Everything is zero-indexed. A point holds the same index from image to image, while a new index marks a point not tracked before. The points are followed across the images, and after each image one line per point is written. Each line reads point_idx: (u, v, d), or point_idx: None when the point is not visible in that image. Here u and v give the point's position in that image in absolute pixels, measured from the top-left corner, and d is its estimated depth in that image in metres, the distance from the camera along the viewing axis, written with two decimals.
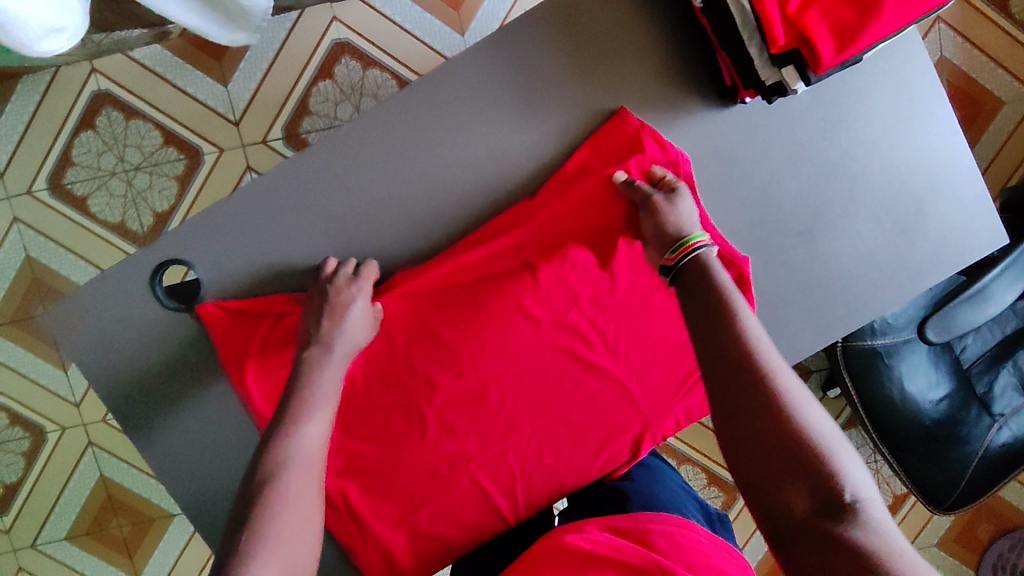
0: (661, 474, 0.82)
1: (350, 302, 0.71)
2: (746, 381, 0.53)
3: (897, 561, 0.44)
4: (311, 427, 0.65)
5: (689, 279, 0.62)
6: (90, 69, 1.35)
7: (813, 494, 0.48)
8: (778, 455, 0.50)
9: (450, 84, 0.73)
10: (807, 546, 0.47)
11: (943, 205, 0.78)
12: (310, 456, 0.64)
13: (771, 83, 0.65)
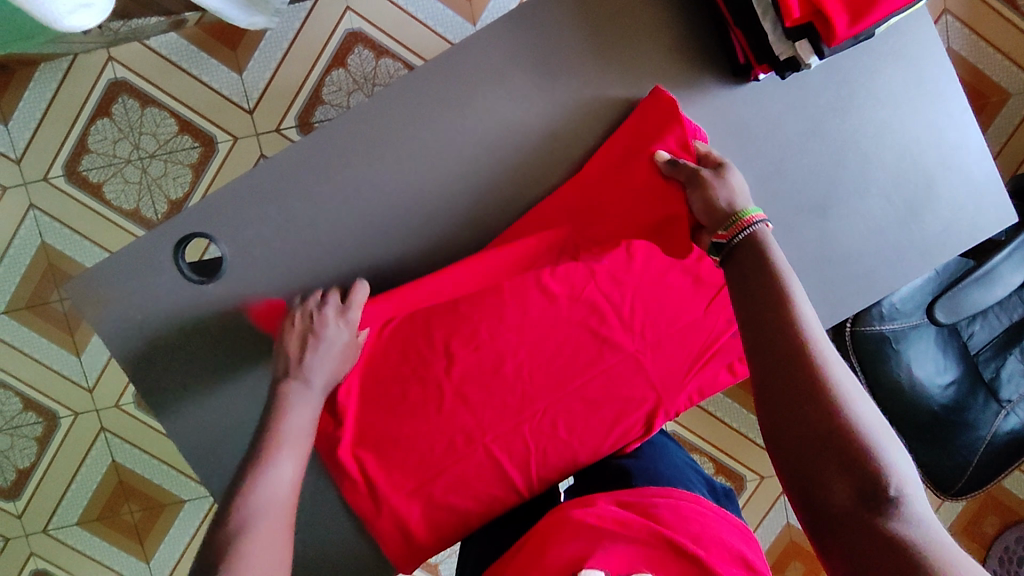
0: (668, 449, 0.84)
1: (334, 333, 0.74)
2: (796, 378, 0.53)
3: (942, 560, 0.46)
4: (279, 466, 0.67)
5: (744, 256, 0.60)
6: (107, 58, 1.37)
7: (859, 485, 0.49)
8: (826, 450, 0.51)
9: (468, 62, 0.74)
10: (847, 535, 0.49)
11: (952, 183, 0.80)
12: (282, 497, 0.65)
13: (786, 57, 0.67)
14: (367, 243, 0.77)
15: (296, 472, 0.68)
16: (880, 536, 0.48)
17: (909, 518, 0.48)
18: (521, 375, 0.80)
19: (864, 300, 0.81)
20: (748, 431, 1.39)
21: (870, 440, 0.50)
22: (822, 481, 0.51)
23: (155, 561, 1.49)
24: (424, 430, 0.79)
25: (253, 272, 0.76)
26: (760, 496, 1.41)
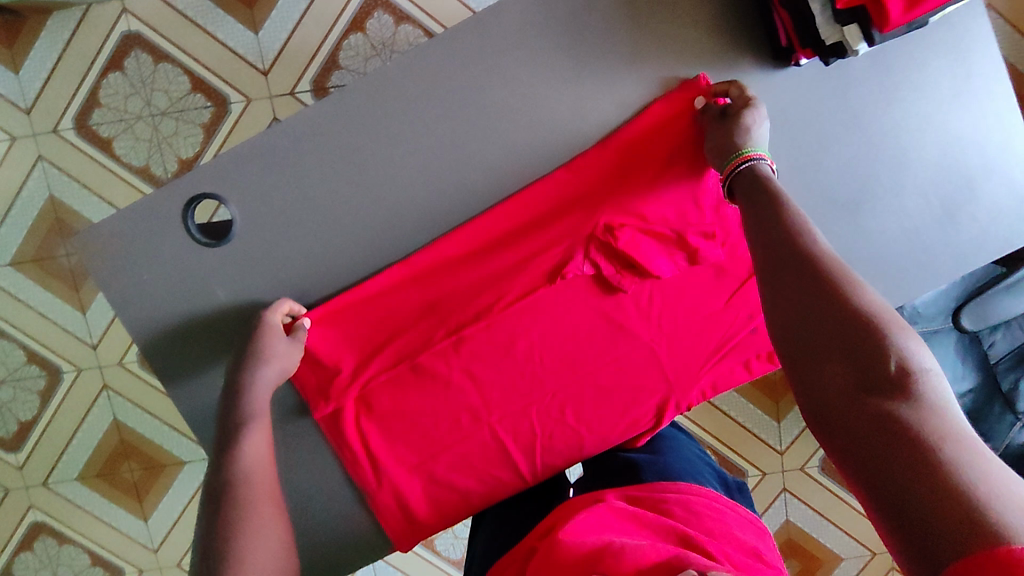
0: (678, 443, 0.83)
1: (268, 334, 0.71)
2: (802, 274, 0.54)
3: (944, 434, 0.42)
4: (252, 443, 0.68)
5: (745, 185, 0.64)
6: (121, 10, 1.34)
7: (861, 363, 0.47)
8: (825, 332, 0.50)
9: (497, 31, 0.71)
10: (845, 415, 0.46)
11: (993, 185, 0.76)
12: (260, 470, 0.67)
13: (832, 42, 0.63)
14: (382, 216, 0.75)
15: (268, 441, 0.70)
16: (879, 409, 0.45)
17: (917, 396, 0.45)
18: (538, 358, 0.78)
19: (891, 302, 0.78)
20: (754, 427, 1.37)
21: (874, 321, 0.49)
22: (825, 363, 0.49)
23: (153, 520, 1.50)
24: (432, 408, 0.78)
25: (264, 239, 0.74)
26: (760, 492, 1.39)
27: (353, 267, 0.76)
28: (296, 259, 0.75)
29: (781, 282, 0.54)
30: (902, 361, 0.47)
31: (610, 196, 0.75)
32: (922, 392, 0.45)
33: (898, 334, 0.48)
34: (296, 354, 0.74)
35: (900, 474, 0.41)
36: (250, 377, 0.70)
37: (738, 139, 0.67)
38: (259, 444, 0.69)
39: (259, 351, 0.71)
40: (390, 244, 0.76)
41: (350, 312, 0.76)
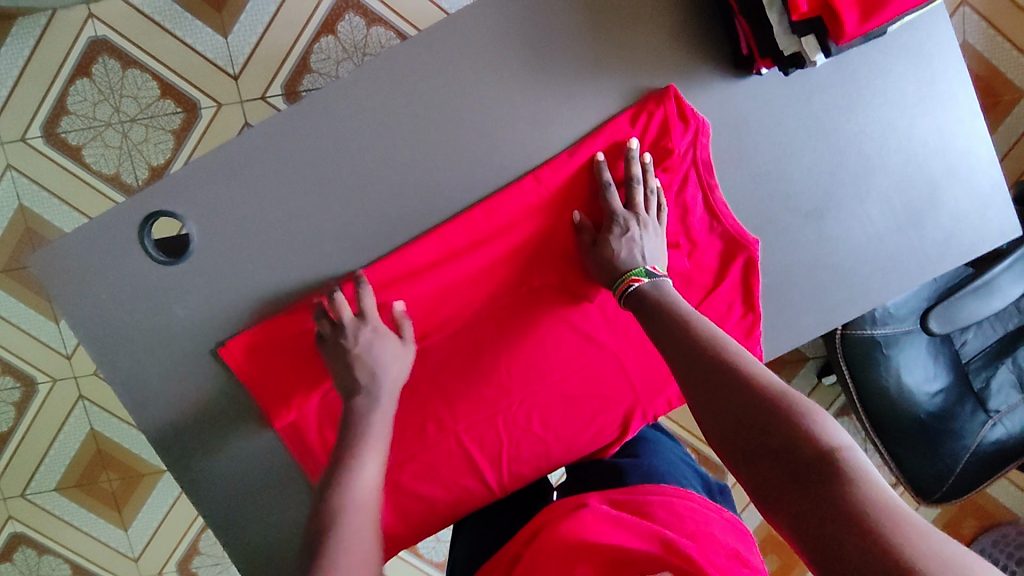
0: (665, 447, 0.82)
1: (369, 346, 0.72)
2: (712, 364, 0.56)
3: (880, 510, 0.42)
4: (362, 476, 0.68)
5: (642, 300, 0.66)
6: (87, 15, 1.32)
7: (790, 452, 0.47)
8: (744, 419, 0.51)
9: (455, 41, 0.70)
10: (786, 504, 0.46)
11: (957, 191, 0.76)
12: (362, 506, 0.67)
13: (790, 53, 0.61)
14: (343, 228, 0.73)
15: (378, 474, 0.70)
16: (820, 496, 0.44)
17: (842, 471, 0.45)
18: (503, 370, 0.78)
19: (855, 308, 0.77)
20: None
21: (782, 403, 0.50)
22: (762, 457, 0.49)
23: (133, 529, 1.49)
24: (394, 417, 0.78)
25: (222, 256, 0.73)
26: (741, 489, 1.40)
27: (314, 281, 0.75)
28: (256, 274, 0.74)
29: (701, 382, 0.56)
30: (825, 442, 0.47)
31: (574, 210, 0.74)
32: (854, 469, 0.45)
33: (813, 415, 0.49)
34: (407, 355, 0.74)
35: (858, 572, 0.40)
36: (361, 384, 0.71)
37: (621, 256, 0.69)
38: (370, 475, 0.69)
39: (379, 364, 0.72)
40: (352, 258, 0.74)
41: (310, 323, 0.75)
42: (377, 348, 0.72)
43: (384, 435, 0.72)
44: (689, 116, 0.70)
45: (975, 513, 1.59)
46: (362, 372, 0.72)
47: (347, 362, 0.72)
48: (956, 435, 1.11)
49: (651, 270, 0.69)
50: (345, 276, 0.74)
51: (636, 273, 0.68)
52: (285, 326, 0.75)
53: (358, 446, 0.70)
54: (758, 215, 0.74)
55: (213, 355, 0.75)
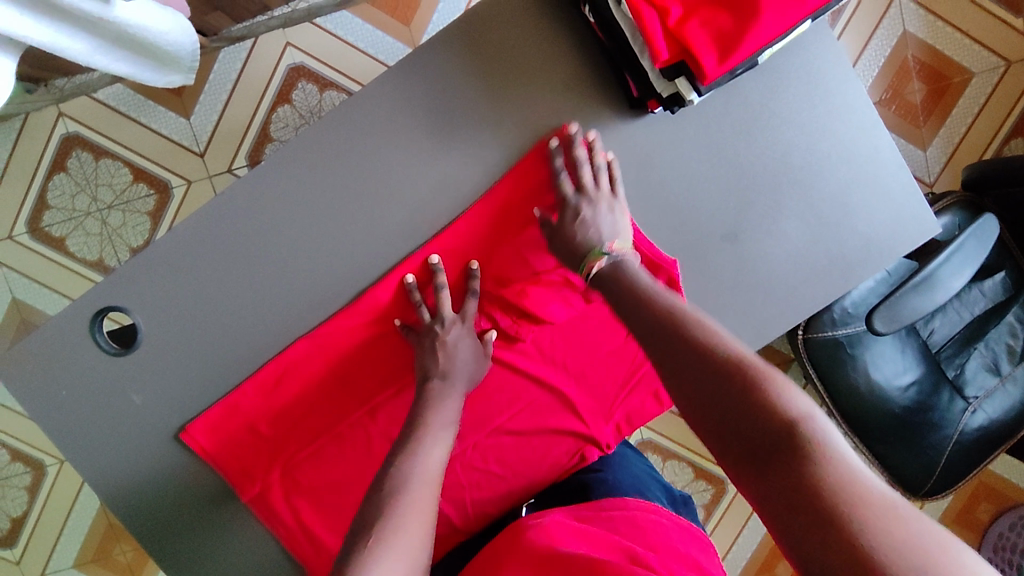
0: (627, 461, 0.83)
1: (457, 342, 0.74)
2: (674, 334, 0.53)
3: (848, 481, 0.39)
4: (433, 451, 0.65)
5: (607, 283, 0.64)
6: (58, 114, 1.39)
7: (752, 420, 0.45)
8: (709, 379, 0.48)
9: (362, 116, 0.74)
10: (754, 471, 0.43)
11: (869, 197, 0.77)
12: (432, 479, 0.62)
13: (669, 94, 0.65)
14: (279, 304, 0.77)
15: (446, 456, 0.66)
16: (783, 463, 0.41)
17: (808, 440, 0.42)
18: None
19: (788, 322, 0.78)
20: None
21: (748, 364, 0.47)
22: (718, 423, 0.46)
23: None
24: (357, 477, 0.80)
25: (171, 340, 0.77)
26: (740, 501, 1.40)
27: (258, 356, 0.78)
28: (206, 355, 0.78)
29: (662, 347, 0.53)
30: (785, 408, 0.44)
31: (493, 258, 0.76)
32: (812, 434, 0.42)
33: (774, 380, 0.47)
34: (484, 362, 0.76)
35: (813, 544, 0.37)
36: (440, 382, 0.72)
37: (582, 239, 0.69)
38: (440, 452, 0.66)
39: (454, 360, 0.73)
40: (293, 329, 0.78)
41: (264, 398, 0.78)
42: (461, 350, 0.74)
43: (454, 423, 0.70)
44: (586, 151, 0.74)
45: (988, 498, 1.55)
46: (449, 359, 0.73)
47: (432, 362, 0.73)
48: (935, 427, 1.11)
49: (609, 249, 0.68)
50: (286, 348, 0.78)
51: (596, 253, 0.67)
52: (239, 405, 0.78)
53: (433, 423, 0.68)
54: (674, 241, 0.76)
55: (176, 441, 0.79)
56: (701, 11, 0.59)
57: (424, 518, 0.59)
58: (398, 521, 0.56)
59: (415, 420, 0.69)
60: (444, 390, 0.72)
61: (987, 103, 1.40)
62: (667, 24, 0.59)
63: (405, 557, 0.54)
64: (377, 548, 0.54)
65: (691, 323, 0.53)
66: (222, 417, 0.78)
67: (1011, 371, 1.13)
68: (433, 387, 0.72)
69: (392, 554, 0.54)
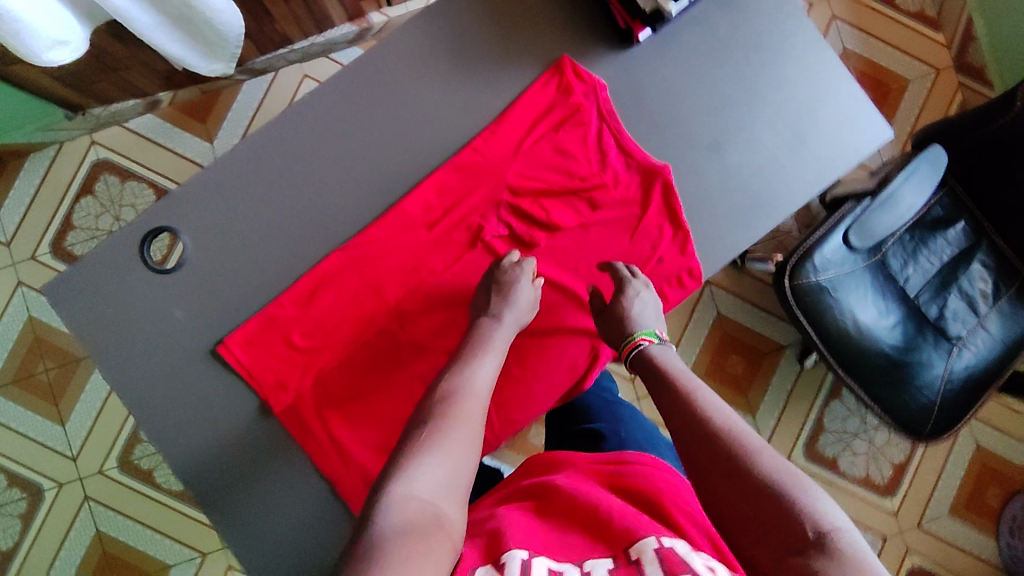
0: (638, 415, 0.87)
1: (515, 281, 0.80)
2: (701, 432, 0.59)
3: None
4: (479, 370, 0.71)
5: (641, 370, 0.71)
6: (90, 142, 1.51)
7: (781, 530, 0.51)
8: (740, 484, 0.54)
9: (390, 53, 0.85)
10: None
11: (827, 111, 0.89)
12: (480, 395, 0.69)
13: (651, 10, 0.80)
14: (315, 222, 0.85)
15: (495, 376, 0.73)
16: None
17: (839, 557, 0.48)
18: None
19: (769, 222, 0.87)
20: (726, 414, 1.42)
21: (779, 480, 0.54)
22: (750, 528, 0.53)
23: None
24: (388, 386, 0.84)
25: (212, 258, 0.84)
26: None
27: (293, 272, 0.84)
28: (247, 273, 0.84)
29: (691, 442, 0.59)
30: (818, 525, 0.50)
31: (508, 174, 0.85)
32: (844, 553, 0.48)
33: (807, 495, 0.53)
34: (535, 301, 0.81)
35: None
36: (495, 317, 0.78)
37: (627, 321, 0.76)
38: (487, 373, 0.72)
39: (508, 295, 0.79)
40: (327, 245, 0.85)
41: (299, 311, 0.84)
42: (513, 289, 0.80)
43: (502, 348, 0.76)
44: (584, 74, 0.85)
45: (994, 480, 1.48)
46: (500, 296, 0.79)
47: (489, 301, 0.79)
48: (922, 368, 1.17)
49: (659, 334, 0.75)
50: (321, 260, 0.84)
51: (645, 333, 0.75)
52: (275, 318, 0.83)
53: (480, 348, 0.75)
54: (665, 152, 0.87)
55: (213, 356, 0.84)
56: None
57: (469, 428, 0.64)
58: (448, 422, 0.64)
59: (465, 347, 0.75)
60: (494, 325, 0.77)
61: (927, 102, 1.54)
62: None
63: (454, 450, 0.61)
64: (422, 448, 0.61)
65: (725, 426, 0.59)
66: (258, 331, 0.83)
67: (989, 311, 1.20)
68: (485, 323, 0.78)
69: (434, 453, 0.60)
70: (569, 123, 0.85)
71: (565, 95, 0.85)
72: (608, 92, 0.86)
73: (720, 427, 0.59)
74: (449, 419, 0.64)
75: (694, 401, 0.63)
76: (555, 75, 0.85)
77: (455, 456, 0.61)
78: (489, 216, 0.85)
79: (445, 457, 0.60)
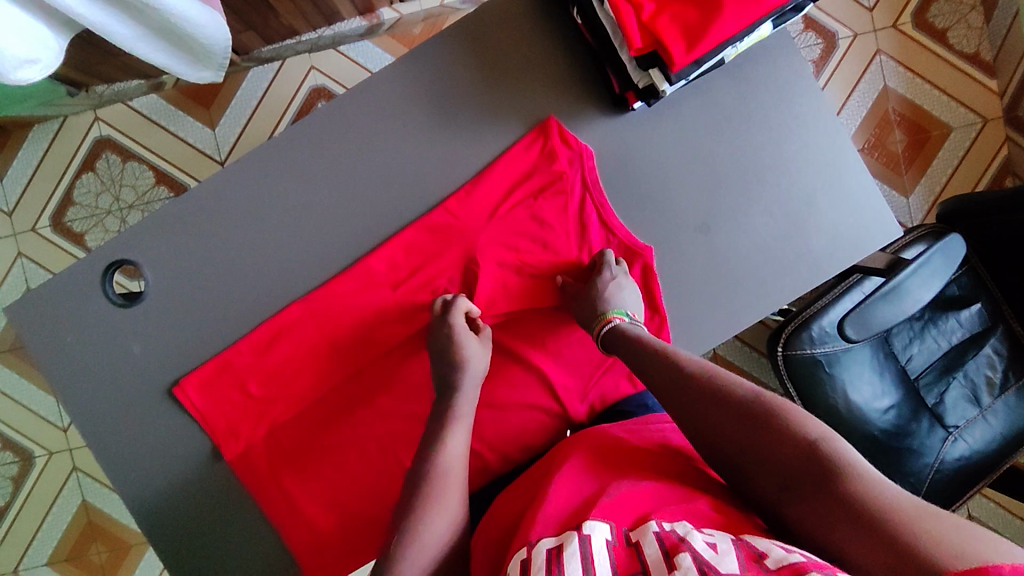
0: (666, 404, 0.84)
1: (461, 335, 0.76)
2: (688, 385, 0.65)
3: (868, 485, 0.49)
4: (452, 440, 0.70)
5: (618, 345, 0.74)
6: (93, 118, 1.46)
7: (777, 457, 0.55)
8: (732, 420, 0.59)
9: (369, 98, 0.81)
10: (791, 496, 0.52)
11: (832, 200, 0.82)
12: (453, 464, 0.68)
13: (644, 85, 0.74)
14: (281, 268, 0.82)
15: (467, 440, 0.71)
16: (815, 495, 0.51)
17: (830, 458, 0.52)
18: None
19: (753, 312, 0.82)
20: None
21: (762, 406, 0.58)
22: (750, 466, 0.57)
23: None
24: (341, 441, 0.83)
25: (173, 297, 0.81)
26: None
27: (254, 318, 0.82)
28: (208, 315, 0.82)
29: (681, 395, 0.65)
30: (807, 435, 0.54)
31: (482, 237, 0.82)
32: (833, 452, 0.52)
33: (793, 413, 0.57)
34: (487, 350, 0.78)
35: (857, 551, 0.46)
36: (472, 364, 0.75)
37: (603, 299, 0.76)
38: (459, 443, 0.70)
39: (460, 355, 0.75)
40: (289, 294, 0.82)
41: (255, 358, 0.82)
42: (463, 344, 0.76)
43: (471, 410, 0.74)
44: (570, 141, 0.80)
45: None
46: (451, 357, 0.76)
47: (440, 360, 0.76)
48: (913, 456, 1.10)
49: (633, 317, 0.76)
50: (282, 309, 0.82)
51: (619, 312, 0.75)
52: (231, 362, 0.82)
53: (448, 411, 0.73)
54: (649, 229, 0.82)
55: (168, 396, 0.82)
56: (672, 8, 0.67)
57: (446, 507, 0.64)
58: (425, 506, 0.64)
59: (435, 417, 0.72)
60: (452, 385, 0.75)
61: (970, 152, 1.43)
62: (641, 17, 0.67)
63: (431, 541, 0.61)
64: (404, 544, 0.61)
65: (711, 374, 0.64)
66: (214, 375, 0.82)
67: (991, 403, 1.13)
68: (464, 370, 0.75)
69: (411, 557, 0.60)
70: (551, 188, 0.81)
71: (548, 160, 0.81)
72: (594, 161, 0.81)
73: (700, 380, 0.64)
74: (426, 500, 0.64)
75: (678, 358, 0.68)
76: (541, 137, 0.81)
77: (431, 551, 0.61)
78: (457, 281, 0.83)
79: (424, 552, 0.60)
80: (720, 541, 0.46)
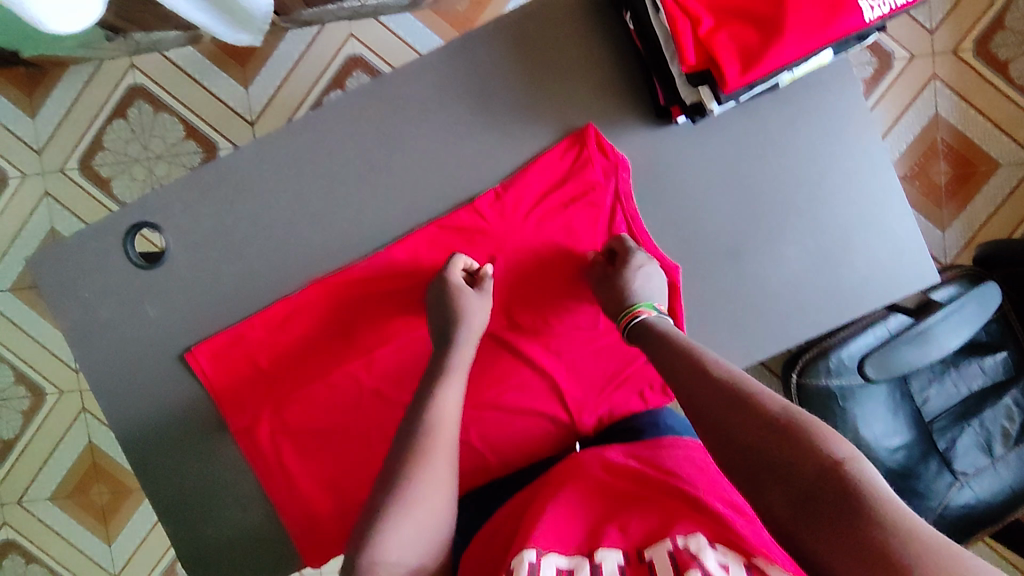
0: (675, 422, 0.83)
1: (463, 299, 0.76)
2: (707, 387, 0.60)
3: (902, 526, 0.45)
4: (445, 393, 0.70)
5: (643, 338, 0.70)
6: (129, 65, 1.45)
7: (799, 478, 0.50)
8: (752, 430, 0.54)
9: (406, 84, 0.79)
10: (812, 524, 0.48)
11: (870, 240, 0.80)
12: (446, 416, 0.69)
13: (692, 102, 0.71)
14: (300, 246, 0.81)
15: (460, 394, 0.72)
16: (839, 528, 0.47)
17: (862, 490, 0.47)
18: None
19: (774, 343, 0.80)
20: None
21: (786, 419, 0.53)
22: (768, 483, 0.52)
23: (116, 547, 1.39)
24: (344, 426, 0.84)
25: (191, 264, 0.81)
26: None
27: (270, 294, 0.82)
28: (225, 285, 0.82)
29: (699, 396, 0.60)
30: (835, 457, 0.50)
31: (506, 239, 0.81)
32: (864, 484, 0.48)
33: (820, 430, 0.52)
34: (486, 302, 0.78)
35: None
36: None
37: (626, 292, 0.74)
38: (452, 394, 0.71)
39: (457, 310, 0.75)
40: (308, 274, 0.82)
41: (268, 334, 0.82)
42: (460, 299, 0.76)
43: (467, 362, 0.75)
44: (608, 150, 0.78)
45: None
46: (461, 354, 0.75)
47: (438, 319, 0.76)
48: (915, 496, 1.07)
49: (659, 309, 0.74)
50: (299, 289, 0.81)
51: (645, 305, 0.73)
52: (244, 336, 0.82)
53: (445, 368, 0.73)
54: (678, 248, 0.80)
55: (179, 361, 0.82)
56: (730, 28, 0.65)
57: (438, 461, 0.65)
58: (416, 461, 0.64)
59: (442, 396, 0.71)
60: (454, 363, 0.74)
61: (1015, 192, 1.38)
62: (698, 32, 0.65)
63: (422, 493, 0.62)
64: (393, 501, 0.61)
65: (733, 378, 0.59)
66: (226, 347, 0.81)
67: (1005, 454, 1.09)
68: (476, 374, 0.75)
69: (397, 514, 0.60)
70: (582, 197, 0.80)
71: (583, 166, 0.79)
72: (629, 173, 0.79)
73: (722, 383, 0.59)
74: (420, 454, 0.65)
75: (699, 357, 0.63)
76: (577, 143, 0.79)
77: (420, 503, 0.61)
78: None
79: (413, 504, 0.61)
80: (734, 562, 0.46)
